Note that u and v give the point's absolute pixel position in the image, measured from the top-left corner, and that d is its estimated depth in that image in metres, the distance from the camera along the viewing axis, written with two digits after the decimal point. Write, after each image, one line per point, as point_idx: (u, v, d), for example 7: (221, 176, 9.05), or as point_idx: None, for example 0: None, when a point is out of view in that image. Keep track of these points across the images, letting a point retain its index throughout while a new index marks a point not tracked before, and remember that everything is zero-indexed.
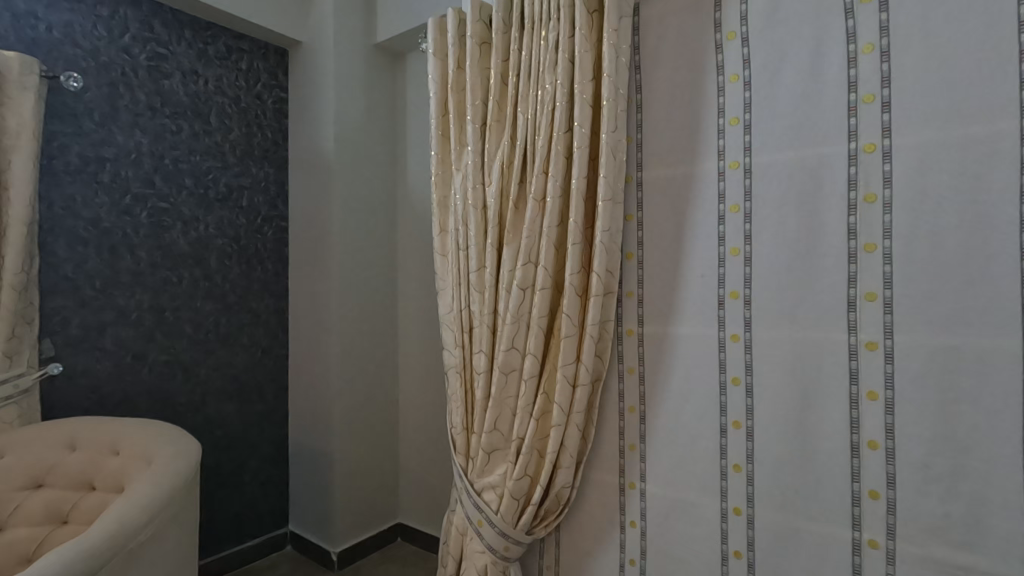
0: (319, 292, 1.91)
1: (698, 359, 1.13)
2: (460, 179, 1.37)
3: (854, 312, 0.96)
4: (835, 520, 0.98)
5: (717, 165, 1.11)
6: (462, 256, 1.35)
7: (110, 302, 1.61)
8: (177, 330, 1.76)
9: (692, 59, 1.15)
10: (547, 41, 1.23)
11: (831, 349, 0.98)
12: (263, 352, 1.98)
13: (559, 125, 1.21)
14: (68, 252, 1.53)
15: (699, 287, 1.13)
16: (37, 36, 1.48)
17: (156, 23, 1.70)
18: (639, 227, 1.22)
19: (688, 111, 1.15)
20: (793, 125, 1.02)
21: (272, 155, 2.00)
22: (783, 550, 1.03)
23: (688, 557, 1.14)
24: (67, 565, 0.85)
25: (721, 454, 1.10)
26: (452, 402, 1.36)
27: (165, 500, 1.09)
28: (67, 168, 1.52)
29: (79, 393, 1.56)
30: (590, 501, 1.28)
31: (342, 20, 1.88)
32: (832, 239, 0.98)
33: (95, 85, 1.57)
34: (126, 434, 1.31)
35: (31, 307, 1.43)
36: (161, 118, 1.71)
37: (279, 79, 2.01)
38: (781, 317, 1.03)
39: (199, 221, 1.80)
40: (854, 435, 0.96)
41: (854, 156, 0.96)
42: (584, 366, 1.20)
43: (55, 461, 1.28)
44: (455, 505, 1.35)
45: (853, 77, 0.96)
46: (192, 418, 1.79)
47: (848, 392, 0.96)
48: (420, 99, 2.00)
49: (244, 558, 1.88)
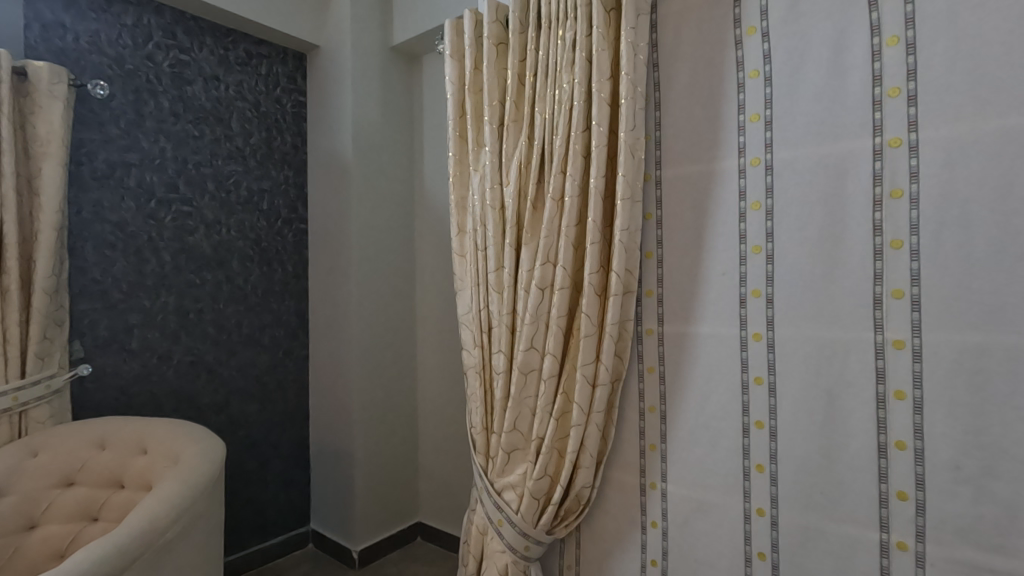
0: (339, 293, 1.93)
1: (720, 358, 1.12)
2: (478, 180, 1.37)
3: (880, 311, 0.94)
4: (861, 520, 0.96)
5: (737, 162, 1.10)
6: (481, 256, 1.35)
7: (136, 304, 1.65)
8: (201, 331, 1.79)
9: (711, 56, 1.14)
10: (564, 40, 1.23)
11: (856, 348, 0.96)
12: (284, 352, 2.00)
13: (577, 125, 1.20)
14: (96, 256, 1.57)
15: (720, 286, 1.12)
16: (66, 45, 1.52)
17: (179, 30, 1.73)
18: (658, 225, 1.21)
19: (708, 109, 1.14)
20: (816, 119, 1.01)
21: (292, 159, 2.03)
22: (808, 552, 1.02)
23: (711, 558, 1.13)
24: (98, 563, 0.87)
25: (744, 454, 1.09)
26: (471, 403, 1.36)
27: (192, 498, 1.11)
28: (94, 174, 1.56)
29: (108, 393, 1.60)
30: (610, 501, 1.28)
31: (359, 23, 1.90)
32: (857, 235, 0.96)
33: (121, 92, 1.61)
34: (152, 433, 1.33)
35: (62, 309, 1.47)
36: (184, 123, 1.75)
37: (298, 83, 2.04)
38: (805, 316, 1.02)
39: (222, 224, 1.84)
40: (880, 436, 0.94)
41: (879, 151, 0.94)
42: (603, 365, 1.19)
43: (85, 460, 1.31)
44: (475, 505, 1.36)
45: (878, 71, 0.94)
46: (216, 418, 1.82)
47: (874, 392, 0.95)
48: (437, 101, 2.01)
49: (266, 556, 1.90)
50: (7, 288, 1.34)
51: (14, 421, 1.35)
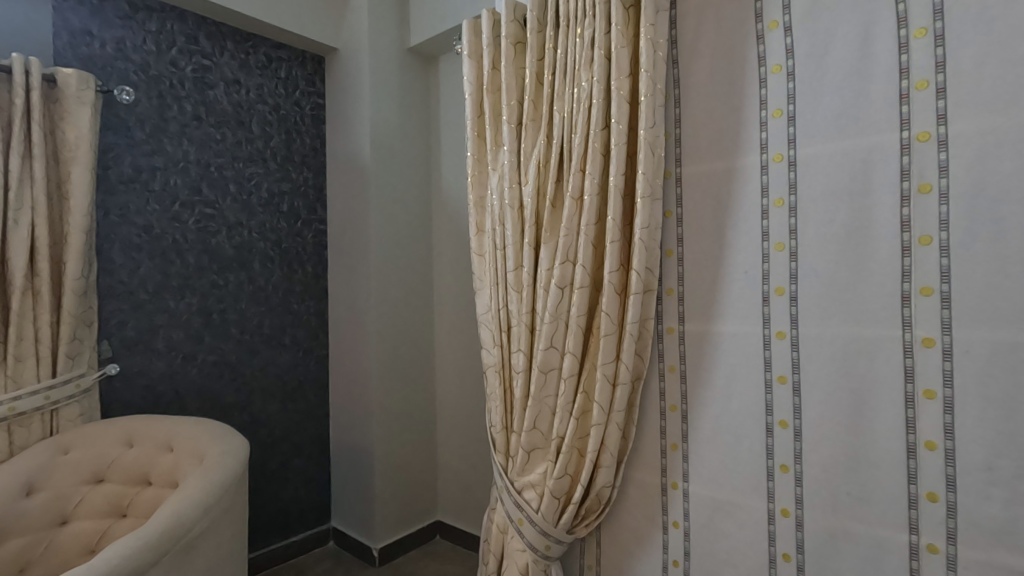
0: (358, 292, 1.94)
1: (743, 357, 1.11)
2: (496, 179, 1.37)
3: (909, 308, 0.92)
4: (889, 522, 0.94)
5: (760, 158, 1.08)
6: (500, 255, 1.35)
7: (161, 305, 1.68)
8: (224, 331, 1.82)
9: (732, 51, 1.12)
10: (582, 38, 1.23)
11: (885, 347, 0.94)
12: (305, 352, 2.03)
13: (596, 123, 1.20)
14: (123, 257, 1.60)
15: (742, 285, 1.11)
16: (93, 52, 1.55)
17: (201, 36, 1.76)
18: (678, 223, 1.20)
19: (730, 104, 1.13)
20: (841, 114, 0.99)
21: (312, 160, 2.05)
22: (835, 553, 1.00)
23: (734, 559, 1.12)
24: (128, 557, 0.90)
25: (768, 454, 1.08)
26: (491, 402, 1.36)
27: (217, 494, 1.13)
28: (121, 178, 1.60)
29: (135, 393, 1.63)
30: (631, 500, 1.27)
31: (377, 25, 1.92)
32: (884, 232, 0.94)
33: (146, 98, 1.65)
34: (178, 432, 1.36)
35: (91, 311, 1.51)
36: (206, 127, 1.78)
37: (316, 85, 2.06)
38: (830, 313, 1.00)
39: (243, 225, 1.86)
40: (909, 436, 0.92)
41: (906, 145, 0.92)
42: (624, 364, 1.19)
43: (114, 457, 1.34)
44: (495, 504, 1.36)
45: (905, 63, 0.93)
46: (239, 417, 1.85)
47: (903, 392, 0.93)
48: (454, 101, 2.02)
49: (288, 552, 1.93)
50: (39, 290, 1.38)
51: (46, 418, 1.39)
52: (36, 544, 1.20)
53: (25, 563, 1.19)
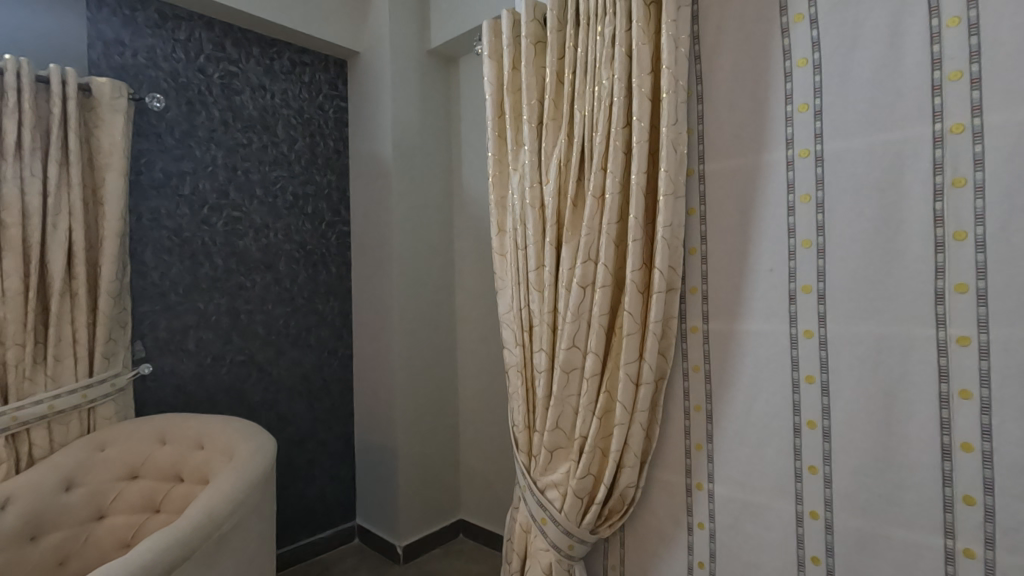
0: (381, 292, 1.97)
1: (769, 356, 1.09)
2: (518, 179, 1.37)
3: (943, 305, 0.90)
4: (924, 525, 0.92)
5: (785, 154, 1.07)
6: (521, 255, 1.35)
7: (191, 306, 1.73)
8: (252, 331, 1.86)
9: (757, 45, 1.11)
10: (603, 36, 1.22)
11: (918, 345, 0.92)
12: (329, 352, 2.06)
13: (617, 121, 1.19)
14: (154, 260, 1.65)
15: (769, 283, 1.09)
16: (125, 61, 1.60)
17: (227, 43, 1.80)
18: (701, 221, 1.19)
19: (754, 99, 1.11)
20: (869, 107, 0.97)
21: (335, 163, 2.08)
22: (865, 557, 0.98)
23: (762, 560, 1.10)
24: (164, 550, 0.92)
25: (796, 455, 1.06)
26: (513, 402, 1.36)
27: (247, 491, 1.16)
28: (152, 183, 1.64)
29: (166, 391, 1.68)
30: (655, 500, 1.26)
31: (397, 27, 1.94)
32: (916, 227, 0.92)
33: (175, 105, 1.69)
34: (208, 429, 1.39)
35: (125, 312, 1.55)
36: (233, 132, 1.82)
37: (339, 89, 2.09)
38: (860, 311, 0.98)
39: (269, 228, 1.90)
40: (944, 437, 0.90)
41: (939, 138, 0.90)
42: (647, 364, 1.18)
43: (147, 454, 1.38)
44: (518, 503, 1.36)
45: (937, 54, 0.90)
46: (266, 415, 1.89)
47: (937, 391, 0.90)
48: (475, 102, 2.03)
49: (315, 549, 1.96)
50: (76, 292, 1.42)
51: (83, 417, 1.43)
52: (74, 538, 1.26)
53: (64, 557, 1.24)
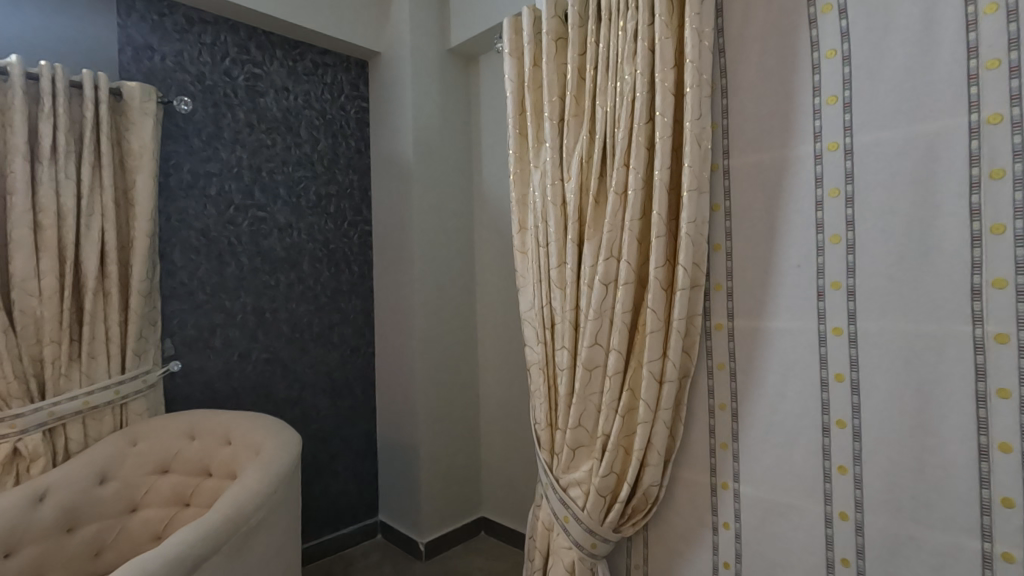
0: (402, 290, 1.98)
1: (797, 354, 1.07)
2: (539, 176, 1.37)
3: (979, 302, 0.87)
4: (959, 527, 0.89)
5: (813, 147, 1.04)
6: (543, 252, 1.35)
7: (218, 305, 1.76)
8: (277, 329, 1.89)
9: (783, 36, 1.08)
10: (625, 31, 1.21)
11: (953, 342, 0.89)
12: (352, 350, 2.08)
13: (639, 117, 1.18)
14: (182, 259, 1.69)
15: (796, 279, 1.07)
16: (154, 65, 1.64)
17: (252, 46, 1.83)
18: (726, 217, 1.17)
19: (781, 92, 1.09)
20: (900, 98, 0.94)
21: (357, 163, 2.10)
22: (897, 559, 0.95)
23: (790, 561, 1.08)
24: (194, 542, 0.94)
25: (824, 454, 1.04)
26: (535, 399, 1.36)
27: (273, 485, 1.17)
28: (180, 184, 1.68)
29: (195, 388, 1.72)
30: (679, 500, 1.25)
31: (418, 27, 1.95)
32: (951, 221, 0.89)
33: (202, 107, 1.72)
34: (236, 425, 1.41)
35: (155, 310, 1.59)
36: (258, 134, 1.85)
37: (360, 89, 2.11)
38: (892, 308, 0.95)
39: (293, 227, 1.93)
40: (982, 437, 0.87)
41: (975, 129, 0.87)
42: (671, 361, 1.17)
43: (177, 449, 1.41)
44: (540, 500, 1.36)
45: (973, 42, 0.87)
46: (291, 412, 1.92)
47: (974, 390, 0.87)
48: (495, 101, 2.03)
49: (338, 544, 1.99)
50: (109, 291, 1.46)
51: (116, 412, 1.47)
52: (109, 531, 1.30)
53: (99, 548, 1.29)
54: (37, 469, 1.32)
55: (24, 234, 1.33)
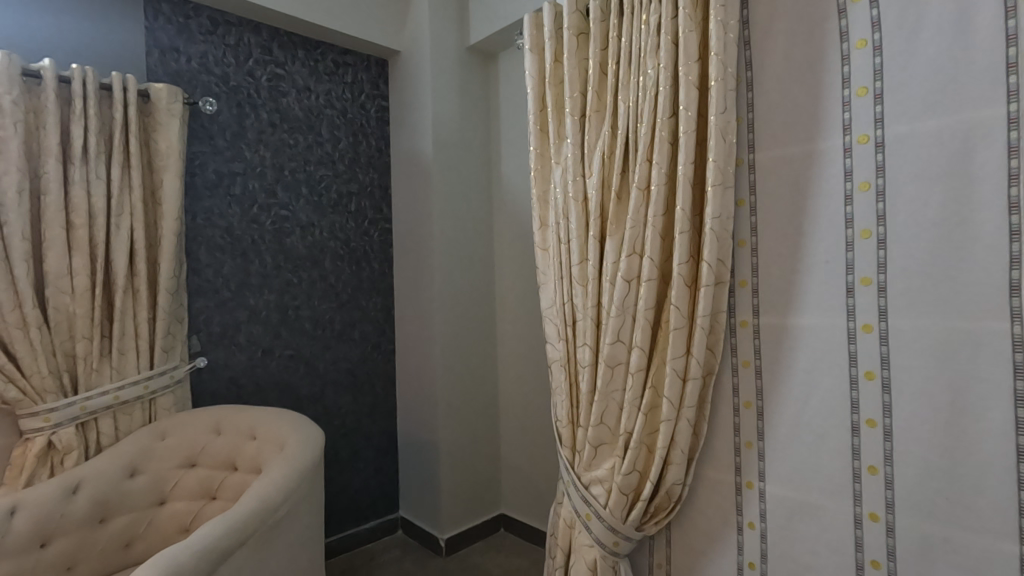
0: (423, 287, 1.99)
1: (825, 352, 1.05)
2: (560, 173, 1.36)
3: (1018, 298, 0.84)
4: (996, 530, 0.87)
5: (842, 141, 1.02)
6: (564, 249, 1.34)
7: (242, 302, 1.79)
8: (299, 326, 1.91)
9: (811, 27, 1.06)
10: (648, 25, 1.20)
11: (991, 340, 0.87)
12: (373, 347, 2.10)
13: (662, 112, 1.17)
14: (208, 257, 1.72)
15: (824, 275, 1.05)
16: (180, 67, 1.67)
17: (275, 46, 1.86)
18: (752, 212, 1.15)
19: (808, 84, 1.06)
20: (935, 90, 0.92)
21: (377, 161, 2.11)
22: (929, 561, 0.93)
23: (817, 562, 1.06)
24: (221, 534, 0.96)
25: (854, 454, 1.02)
26: (556, 396, 1.36)
27: (297, 480, 1.19)
28: (205, 184, 1.71)
29: (220, 384, 1.75)
30: (702, 499, 1.23)
31: (438, 25, 1.95)
32: (988, 215, 0.87)
33: (226, 108, 1.75)
34: (260, 420, 1.43)
35: (182, 307, 1.62)
36: (280, 133, 1.87)
37: (380, 88, 2.12)
38: (925, 305, 0.93)
39: (315, 226, 1.95)
40: (1021, 437, 0.84)
41: (1014, 119, 0.84)
42: (694, 359, 1.15)
43: (204, 443, 1.43)
44: (562, 498, 1.36)
45: (1013, 30, 0.84)
46: (313, 408, 1.94)
47: (1013, 389, 0.85)
48: (515, 98, 2.02)
49: (360, 539, 2.01)
50: (138, 289, 1.50)
51: (145, 407, 1.51)
52: (139, 522, 1.34)
53: (130, 539, 1.32)
54: (70, 462, 1.36)
55: (57, 233, 1.36)
